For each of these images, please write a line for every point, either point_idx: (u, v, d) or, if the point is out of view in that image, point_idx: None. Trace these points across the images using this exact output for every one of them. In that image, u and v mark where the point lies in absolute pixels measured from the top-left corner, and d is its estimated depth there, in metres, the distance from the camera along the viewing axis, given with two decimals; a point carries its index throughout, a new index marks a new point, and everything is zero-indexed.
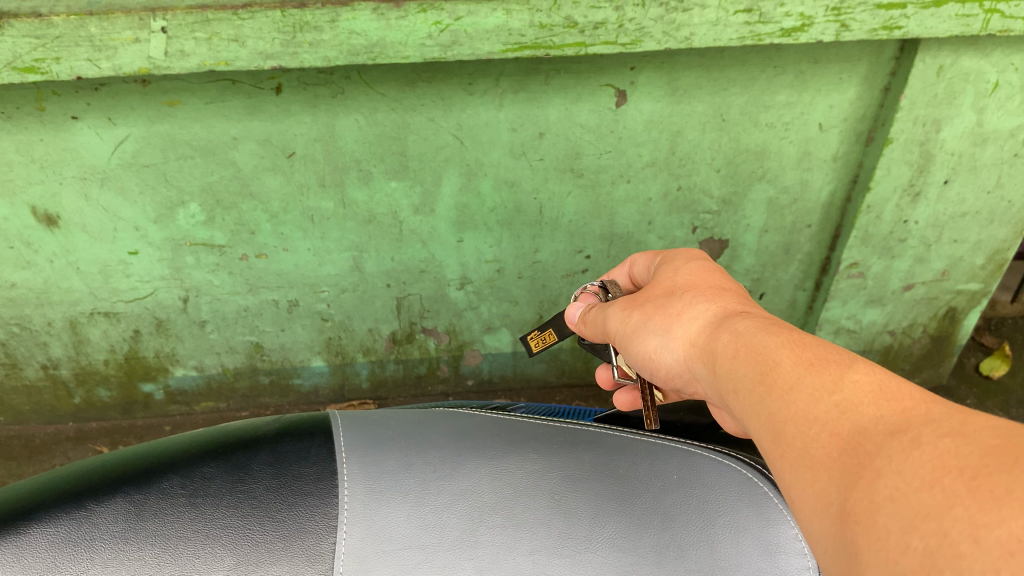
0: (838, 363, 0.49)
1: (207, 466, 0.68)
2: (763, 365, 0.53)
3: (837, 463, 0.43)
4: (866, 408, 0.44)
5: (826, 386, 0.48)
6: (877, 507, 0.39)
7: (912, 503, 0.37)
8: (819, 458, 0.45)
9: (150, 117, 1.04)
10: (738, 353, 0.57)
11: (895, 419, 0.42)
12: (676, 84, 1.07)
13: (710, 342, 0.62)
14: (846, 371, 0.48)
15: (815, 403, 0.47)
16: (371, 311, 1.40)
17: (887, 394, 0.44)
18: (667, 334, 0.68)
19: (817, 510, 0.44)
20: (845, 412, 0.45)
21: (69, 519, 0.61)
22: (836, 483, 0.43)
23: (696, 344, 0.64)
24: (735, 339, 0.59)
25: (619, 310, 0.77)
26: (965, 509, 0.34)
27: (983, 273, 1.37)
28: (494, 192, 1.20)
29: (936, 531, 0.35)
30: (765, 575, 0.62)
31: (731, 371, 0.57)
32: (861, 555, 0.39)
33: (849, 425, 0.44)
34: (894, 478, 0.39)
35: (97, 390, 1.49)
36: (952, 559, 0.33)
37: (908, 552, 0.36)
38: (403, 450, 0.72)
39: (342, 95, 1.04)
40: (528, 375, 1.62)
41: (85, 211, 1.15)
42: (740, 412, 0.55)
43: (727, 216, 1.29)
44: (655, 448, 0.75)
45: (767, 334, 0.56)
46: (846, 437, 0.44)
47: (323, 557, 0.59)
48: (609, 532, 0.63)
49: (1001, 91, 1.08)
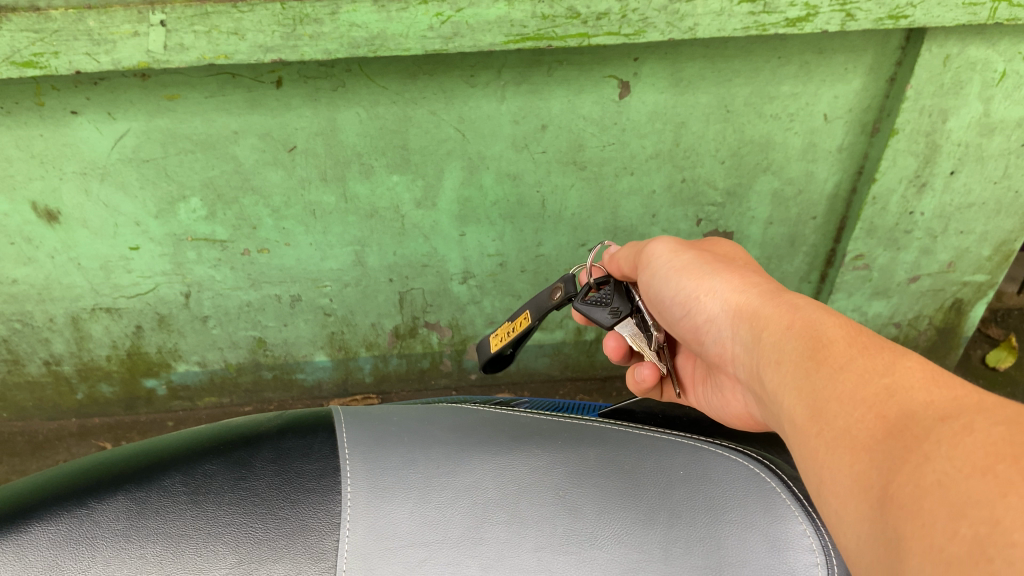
0: (890, 350, 0.50)
1: (209, 463, 0.67)
2: (815, 341, 0.54)
3: (881, 446, 0.43)
4: (918, 393, 0.45)
5: (878, 367, 0.48)
6: (922, 492, 0.39)
7: (962, 488, 0.37)
8: (863, 439, 0.45)
9: (150, 111, 1.03)
10: (793, 324, 0.58)
11: (945, 407, 0.42)
12: (680, 75, 1.06)
13: (766, 308, 0.63)
14: (898, 358, 0.48)
15: (864, 384, 0.48)
16: (374, 305, 1.39)
17: (940, 383, 0.45)
18: (722, 290, 0.69)
19: (855, 497, 0.44)
20: (894, 395, 0.45)
21: (70, 517, 0.60)
22: (878, 466, 0.43)
23: (745, 313, 0.65)
24: (793, 310, 0.60)
25: (672, 251, 0.78)
26: (1020, 497, 0.33)
27: (990, 264, 1.36)
28: (496, 185, 1.20)
29: (987, 518, 0.34)
30: (773, 571, 0.61)
31: (781, 341, 0.58)
32: (902, 540, 0.39)
33: (897, 409, 0.44)
34: (943, 464, 0.38)
35: (100, 386, 1.49)
36: (1002, 546, 0.33)
37: (954, 537, 0.35)
38: (406, 446, 0.71)
39: (344, 88, 1.03)
40: (531, 369, 1.61)
41: (85, 207, 1.14)
42: (779, 381, 0.56)
43: (731, 209, 1.28)
44: (661, 443, 0.74)
45: (825, 314, 0.57)
46: (894, 419, 0.44)
47: (326, 555, 0.59)
48: (615, 528, 0.62)
49: (1008, 80, 1.07)
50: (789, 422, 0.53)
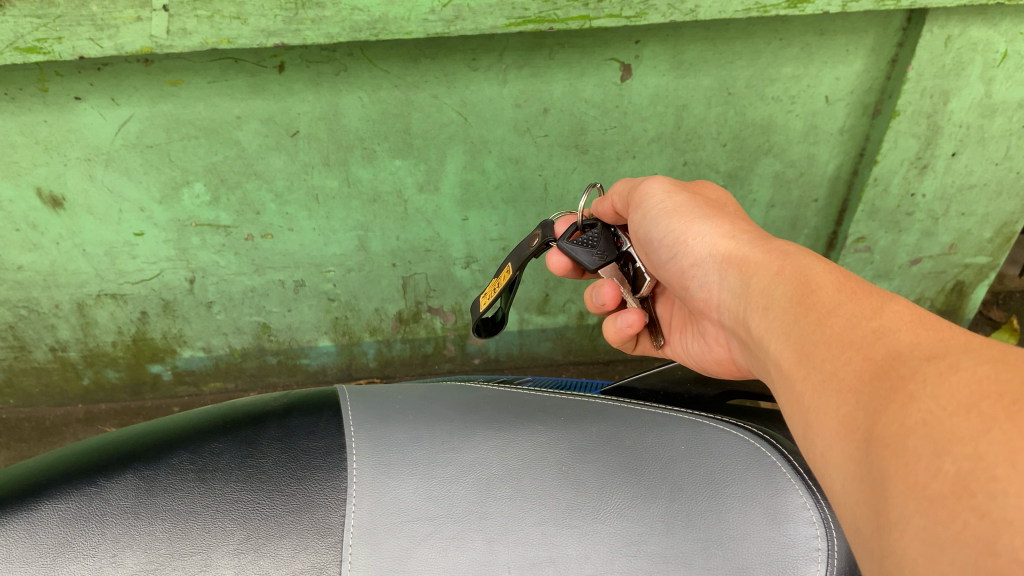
0: (879, 296, 0.51)
1: (217, 441, 0.68)
2: (804, 287, 0.55)
3: (867, 388, 0.44)
4: (904, 333, 0.46)
5: (866, 312, 0.49)
6: (907, 431, 0.39)
7: (945, 425, 0.37)
8: (849, 381, 0.46)
9: (153, 97, 1.04)
10: (783, 270, 0.59)
11: (932, 347, 0.43)
12: (681, 57, 1.07)
13: (757, 254, 0.64)
14: (886, 303, 0.49)
15: (851, 328, 0.49)
16: (378, 290, 1.40)
17: (926, 324, 0.46)
18: (712, 236, 0.70)
19: (840, 440, 0.45)
20: (881, 336, 0.46)
21: (79, 495, 0.61)
22: (864, 408, 0.43)
23: (734, 255, 0.66)
24: (783, 257, 0.60)
25: (663, 190, 0.78)
26: (1002, 433, 0.34)
27: (991, 246, 1.37)
28: (499, 169, 1.20)
29: (970, 454, 0.35)
30: (773, 543, 0.62)
31: (769, 288, 0.59)
32: (887, 480, 0.39)
33: (884, 350, 0.45)
34: (928, 403, 0.39)
35: (106, 371, 1.50)
36: (986, 483, 0.33)
37: (938, 475, 0.36)
38: (411, 424, 0.72)
39: (345, 72, 1.04)
40: (535, 354, 1.62)
41: (89, 192, 1.15)
42: (768, 326, 0.57)
43: (734, 191, 1.28)
44: (662, 419, 0.75)
45: (814, 259, 0.58)
46: (880, 359, 0.45)
47: (332, 530, 0.60)
48: (618, 503, 0.63)
49: (1010, 61, 1.07)
50: (776, 367, 0.54)
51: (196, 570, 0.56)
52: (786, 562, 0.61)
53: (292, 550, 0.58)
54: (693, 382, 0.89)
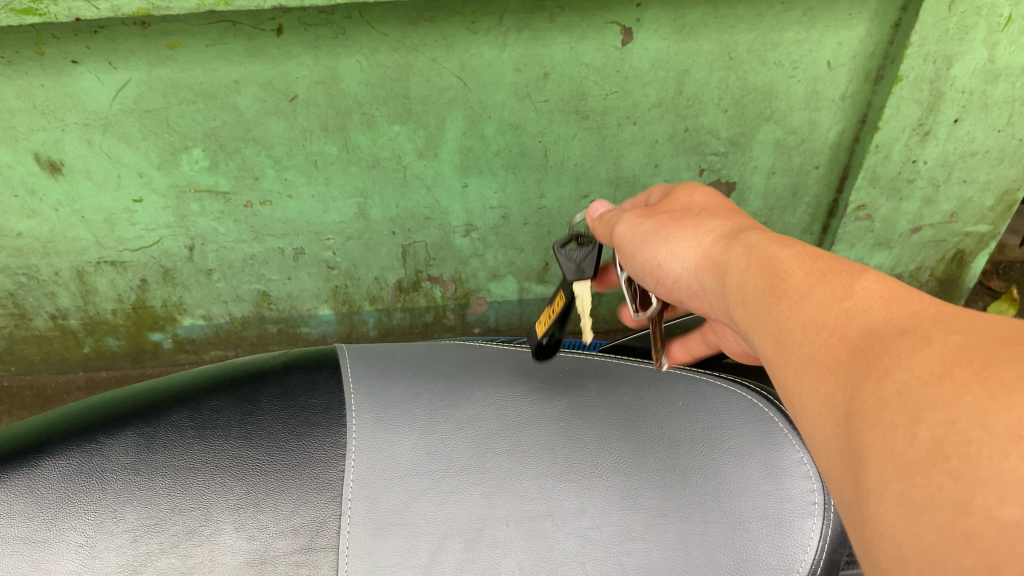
0: (846, 272, 0.47)
1: (216, 398, 0.68)
2: (773, 276, 0.52)
3: (844, 366, 0.41)
4: (875, 311, 0.42)
5: (835, 292, 0.46)
6: (884, 403, 0.36)
7: (921, 395, 0.34)
8: (825, 362, 0.42)
9: (150, 61, 1.03)
10: (749, 264, 0.55)
11: (905, 322, 0.40)
12: (683, 21, 1.06)
13: (719, 253, 0.61)
14: (856, 278, 0.46)
15: (824, 309, 0.45)
16: (377, 259, 1.40)
17: (896, 298, 0.42)
18: (679, 239, 0.67)
19: (820, 415, 0.41)
20: (853, 316, 0.43)
21: (79, 451, 0.61)
22: (842, 385, 0.40)
23: (703, 257, 0.63)
24: (746, 249, 0.57)
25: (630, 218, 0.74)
26: (975, 399, 0.32)
27: (993, 214, 1.36)
28: (498, 135, 1.19)
29: (944, 421, 0.32)
30: (770, 497, 0.63)
31: (740, 283, 0.55)
32: (865, 449, 0.36)
33: (857, 329, 0.42)
34: (903, 375, 0.36)
35: (107, 339, 1.50)
36: (960, 447, 0.31)
37: (914, 441, 0.33)
38: (410, 380, 0.73)
39: (344, 36, 1.03)
40: (535, 323, 1.61)
41: (87, 158, 1.14)
42: (745, 324, 0.54)
43: (734, 158, 1.28)
44: (659, 375, 0.75)
45: (780, 246, 0.55)
46: (855, 337, 0.41)
47: (332, 485, 0.60)
48: (616, 458, 0.64)
49: (1014, 25, 1.06)
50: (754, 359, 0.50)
51: (197, 524, 0.57)
52: (783, 515, 0.62)
53: (292, 505, 0.59)
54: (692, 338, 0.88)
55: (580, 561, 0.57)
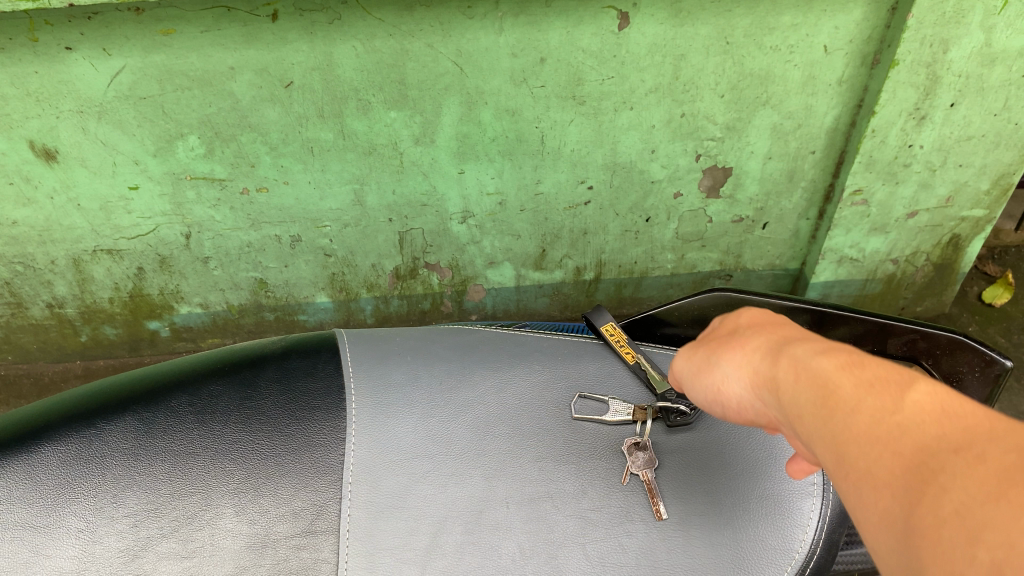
0: (902, 381, 0.37)
1: (215, 383, 0.68)
2: (824, 390, 0.39)
3: (898, 485, 0.33)
4: (929, 423, 0.34)
5: (886, 404, 0.36)
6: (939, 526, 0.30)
7: (979, 513, 0.29)
8: (881, 481, 0.34)
9: (145, 47, 1.02)
10: (796, 375, 0.41)
11: (961, 435, 0.32)
12: (679, 5, 1.06)
13: (775, 369, 0.44)
14: (911, 389, 0.36)
15: (873, 422, 0.36)
16: (374, 246, 1.40)
17: (957, 409, 0.34)
18: (728, 356, 0.49)
19: (881, 535, 0.34)
20: (908, 430, 0.34)
21: (78, 438, 0.61)
22: (901, 508, 0.33)
23: (759, 372, 0.45)
24: (791, 356, 0.43)
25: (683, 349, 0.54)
26: None
27: (989, 198, 1.36)
28: (495, 121, 1.19)
29: (1002, 541, 0.27)
30: (768, 477, 0.64)
31: (790, 401, 0.42)
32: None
33: (910, 443, 0.34)
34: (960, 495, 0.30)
35: (104, 328, 1.50)
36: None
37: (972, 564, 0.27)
38: (410, 363, 0.73)
39: (340, 21, 1.03)
40: (532, 310, 1.61)
41: (83, 145, 1.14)
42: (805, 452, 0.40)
43: (730, 143, 1.28)
44: (657, 358, 0.76)
45: (831, 353, 0.42)
46: (911, 456, 0.33)
47: (333, 469, 0.61)
48: (615, 441, 0.66)
49: (1011, 8, 1.06)
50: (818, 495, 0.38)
51: (197, 509, 0.57)
52: (782, 495, 0.63)
53: (292, 489, 0.59)
54: (688, 323, 0.88)
55: (580, 541, 0.58)
